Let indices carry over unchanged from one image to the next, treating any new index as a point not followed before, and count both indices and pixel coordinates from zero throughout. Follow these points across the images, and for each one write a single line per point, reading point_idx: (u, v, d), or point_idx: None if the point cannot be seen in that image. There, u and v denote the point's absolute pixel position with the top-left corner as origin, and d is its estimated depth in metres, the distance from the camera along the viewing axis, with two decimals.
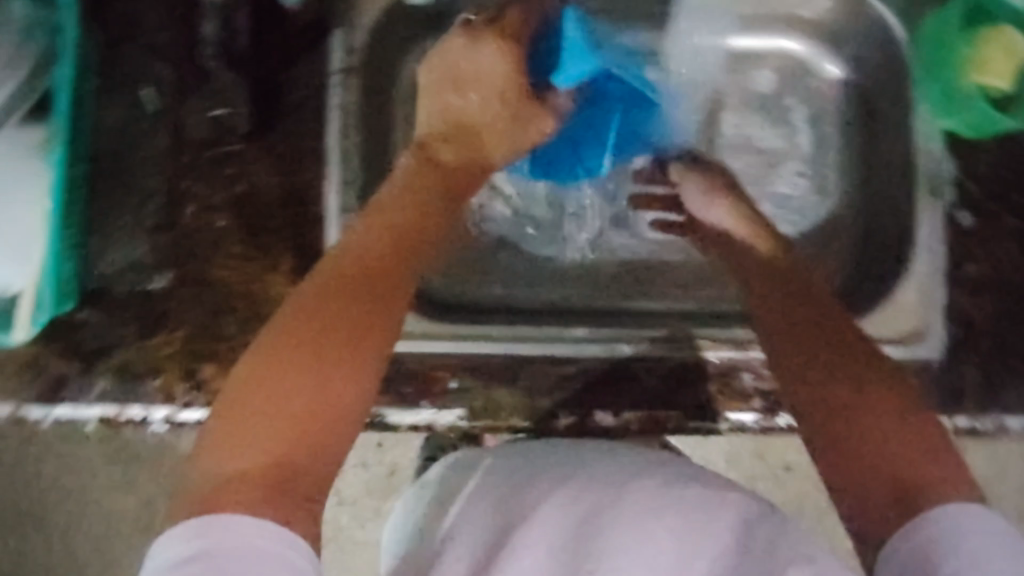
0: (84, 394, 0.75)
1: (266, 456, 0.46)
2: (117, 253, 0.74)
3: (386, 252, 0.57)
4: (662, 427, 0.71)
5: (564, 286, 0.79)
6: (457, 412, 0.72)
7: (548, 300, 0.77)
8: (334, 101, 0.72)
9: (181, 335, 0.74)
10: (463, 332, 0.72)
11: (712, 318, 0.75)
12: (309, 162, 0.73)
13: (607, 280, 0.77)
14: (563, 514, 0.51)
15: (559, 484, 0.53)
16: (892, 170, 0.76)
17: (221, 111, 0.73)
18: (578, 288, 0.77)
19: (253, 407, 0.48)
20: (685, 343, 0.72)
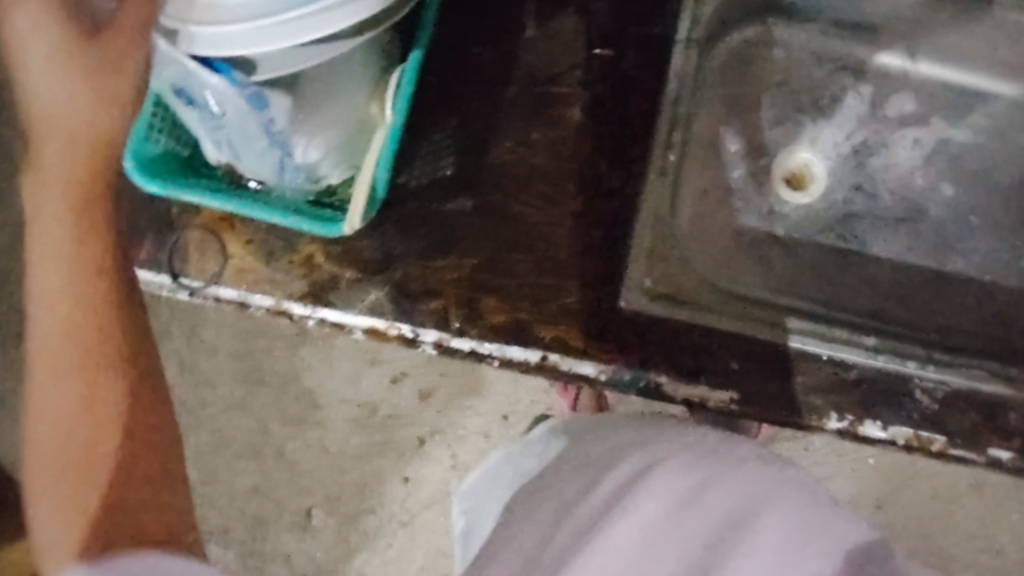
0: (353, 300, 0.74)
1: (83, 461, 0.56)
2: (422, 167, 0.74)
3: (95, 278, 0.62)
4: (926, 449, 0.72)
5: (824, 291, 0.80)
6: (727, 395, 0.72)
7: (818, 300, 0.80)
8: (676, 67, 0.74)
9: (469, 263, 0.74)
10: (736, 314, 0.76)
11: (981, 351, 0.76)
12: (636, 122, 0.74)
13: (875, 294, 0.80)
14: (672, 487, 0.61)
15: (659, 479, 0.62)
16: None
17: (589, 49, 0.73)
18: (844, 297, 0.80)
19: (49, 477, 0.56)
20: (959, 369, 0.74)
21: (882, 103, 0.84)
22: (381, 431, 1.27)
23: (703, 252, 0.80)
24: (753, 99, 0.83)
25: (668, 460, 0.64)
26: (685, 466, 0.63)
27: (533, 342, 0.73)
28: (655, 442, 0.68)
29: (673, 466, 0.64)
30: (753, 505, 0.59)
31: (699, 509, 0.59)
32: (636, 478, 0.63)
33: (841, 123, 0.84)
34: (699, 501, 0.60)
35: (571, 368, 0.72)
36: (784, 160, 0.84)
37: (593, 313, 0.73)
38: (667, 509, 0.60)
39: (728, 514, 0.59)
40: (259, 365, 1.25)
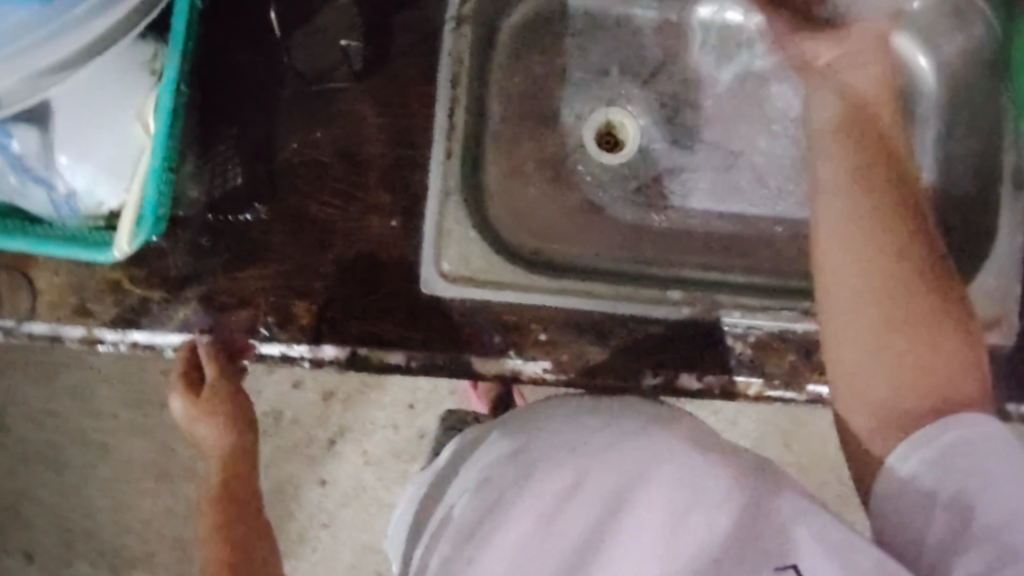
0: (164, 320, 0.74)
1: None
2: (211, 180, 0.73)
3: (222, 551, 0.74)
4: (744, 394, 0.73)
5: (640, 253, 0.81)
6: (543, 364, 0.72)
7: (634, 261, 0.81)
8: (447, 47, 0.73)
9: (273, 268, 0.73)
10: (552, 288, 0.74)
11: (791, 291, 0.78)
12: (417, 108, 0.73)
13: (688, 244, 0.82)
14: (533, 498, 0.63)
15: (517, 490, 0.64)
16: (971, 164, 0.80)
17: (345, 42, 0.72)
18: (660, 256, 0.81)
19: None
20: (773, 312, 0.73)
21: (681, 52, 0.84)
22: (288, 439, 1.26)
23: (521, 228, 0.81)
24: (549, 70, 0.83)
25: (532, 470, 0.65)
26: (551, 467, 0.64)
27: (343, 339, 0.72)
28: (519, 424, 0.70)
29: (539, 488, 0.63)
30: (622, 484, 0.62)
31: (574, 504, 0.62)
32: (517, 490, 0.64)
33: (645, 75, 0.83)
34: (576, 501, 0.62)
35: (383, 360, 0.72)
36: (593, 122, 0.84)
37: (401, 304, 0.73)
38: (544, 511, 0.62)
39: (609, 498, 0.61)
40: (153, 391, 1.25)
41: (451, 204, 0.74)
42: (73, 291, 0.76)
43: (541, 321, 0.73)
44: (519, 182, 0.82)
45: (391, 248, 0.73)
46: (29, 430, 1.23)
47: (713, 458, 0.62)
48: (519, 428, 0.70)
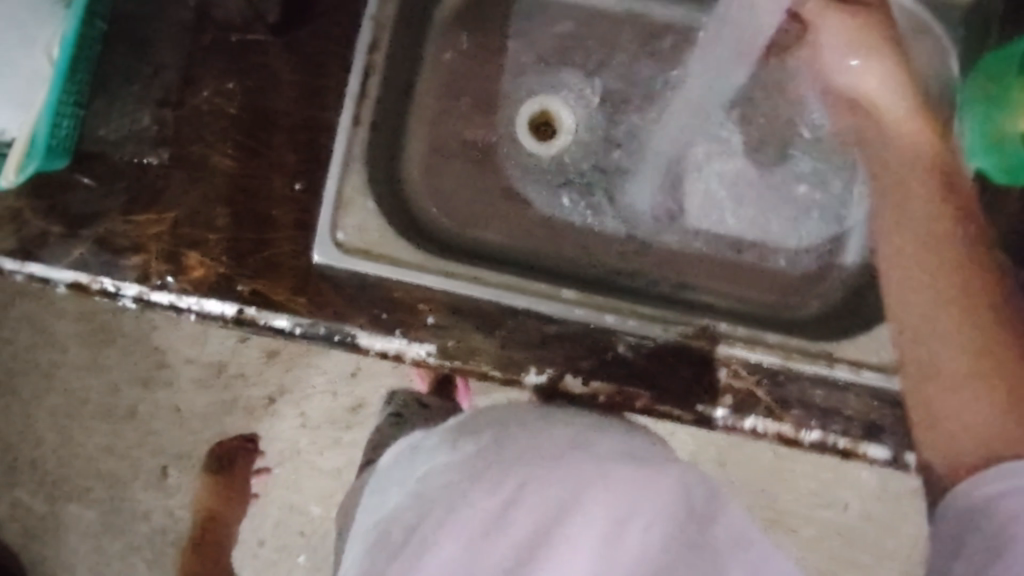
0: (62, 256, 0.74)
1: None
2: (120, 120, 0.72)
3: None
4: (631, 405, 0.69)
5: (556, 249, 0.78)
6: (426, 347, 0.70)
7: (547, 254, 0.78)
8: (371, 10, 0.73)
9: (171, 217, 0.73)
10: (448, 269, 0.74)
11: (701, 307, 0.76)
12: (332, 68, 0.72)
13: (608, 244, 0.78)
14: (478, 507, 0.67)
15: (463, 504, 0.67)
16: None
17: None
18: (576, 251, 0.78)
19: None
20: (665, 321, 0.71)
21: (625, 48, 0.82)
22: (228, 390, 1.29)
23: (434, 208, 0.78)
24: (490, 49, 0.81)
25: (479, 485, 0.69)
26: (495, 484, 0.68)
27: (231, 296, 0.72)
28: (475, 438, 0.76)
29: (487, 493, 0.68)
30: (559, 505, 0.65)
31: (510, 518, 0.65)
32: (462, 503, 0.68)
33: (590, 66, 0.82)
34: (519, 514, 0.65)
35: (265, 322, 0.71)
36: (528, 109, 0.81)
37: (292, 267, 0.71)
38: (481, 524, 0.65)
39: (545, 512, 0.65)
40: (103, 329, 1.27)
41: (354, 170, 0.73)
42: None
43: (430, 301, 0.71)
44: (441, 160, 0.79)
45: (290, 209, 0.72)
46: None
47: (648, 471, 0.69)
48: (472, 439, 0.76)
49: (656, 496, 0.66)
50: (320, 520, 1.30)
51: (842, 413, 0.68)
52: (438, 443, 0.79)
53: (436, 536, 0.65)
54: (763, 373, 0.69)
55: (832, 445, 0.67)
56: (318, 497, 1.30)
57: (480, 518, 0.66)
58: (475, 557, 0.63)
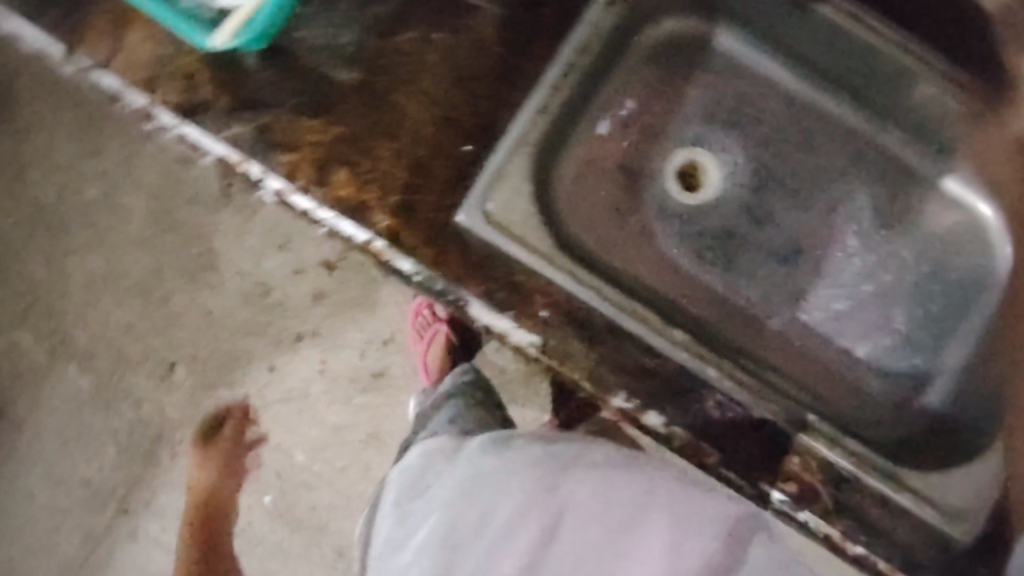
0: (220, 127, 0.75)
1: None
2: (325, 28, 0.75)
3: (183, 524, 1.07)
4: (699, 459, 0.71)
5: (680, 291, 0.83)
6: (530, 337, 0.71)
7: (667, 291, 0.83)
8: (589, 19, 0.76)
9: (333, 131, 0.74)
10: (576, 274, 0.75)
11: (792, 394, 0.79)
12: (535, 54, 0.75)
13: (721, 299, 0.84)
14: (536, 522, 0.75)
15: (525, 514, 0.75)
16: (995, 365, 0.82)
17: None
18: (692, 295, 0.83)
19: None
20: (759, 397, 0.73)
21: (784, 132, 0.89)
22: (263, 312, 1.28)
23: (578, 218, 0.82)
24: (669, 93, 0.87)
25: (542, 493, 0.76)
26: (550, 496, 0.76)
27: (365, 224, 0.73)
28: (514, 450, 0.81)
29: (544, 506, 0.75)
30: (619, 517, 0.75)
31: (575, 521, 0.75)
32: (524, 513, 0.75)
33: (747, 138, 0.88)
34: (580, 529, 0.75)
35: (390, 260, 0.73)
36: (681, 157, 0.87)
37: (430, 218, 0.73)
38: (546, 527, 0.75)
39: (606, 515, 0.75)
40: (170, 212, 1.28)
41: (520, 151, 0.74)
42: (154, 60, 0.76)
43: (548, 297, 0.72)
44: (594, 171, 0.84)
45: (449, 166, 0.74)
46: (52, 194, 1.27)
47: (708, 512, 0.75)
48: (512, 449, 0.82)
49: (710, 531, 0.73)
50: (302, 468, 1.28)
51: (893, 542, 0.69)
52: (482, 445, 0.83)
53: (503, 543, 0.74)
54: (829, 476, 0.71)
55: (874, 566, 0.68)
56: (308, 447, 1.28)
57: (546, 525, 0.75)
58: (539, 554, 0.74)
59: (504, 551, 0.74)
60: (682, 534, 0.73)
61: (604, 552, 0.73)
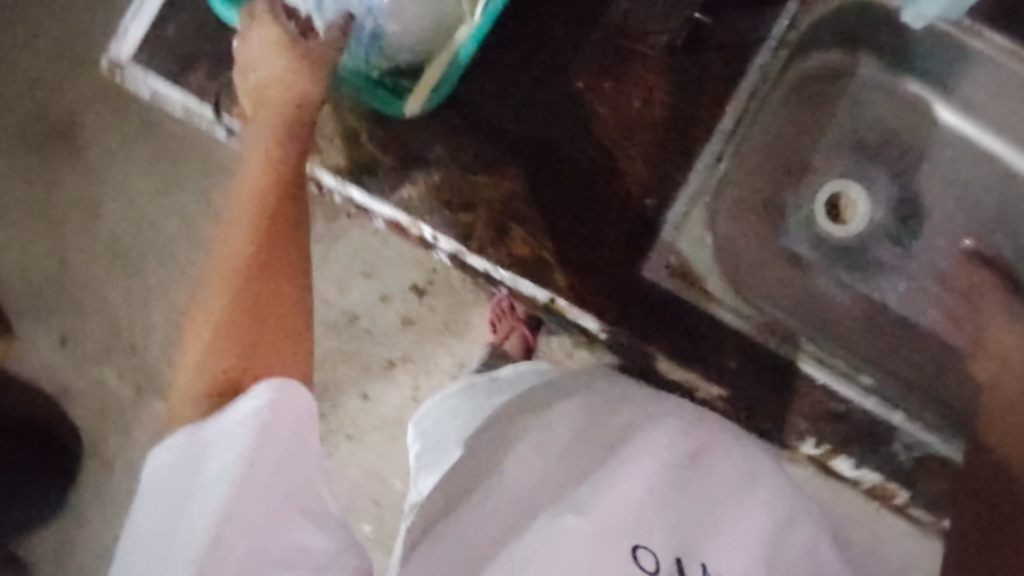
0: (387, 190, 0.73)
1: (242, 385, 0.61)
2: (491, 82, 0.73)
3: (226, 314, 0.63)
4: (885, 496, 0.74)
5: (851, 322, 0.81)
6: (721, 389, 0.73)
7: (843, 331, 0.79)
8: (759, 60, 0.74)
9: (508, 188, 0.73)
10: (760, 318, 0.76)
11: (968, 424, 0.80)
12: (706, 102, 0.73)
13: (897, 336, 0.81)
14: (642, 476, 0.57)
15: (644, 483, 0.56)
16: None
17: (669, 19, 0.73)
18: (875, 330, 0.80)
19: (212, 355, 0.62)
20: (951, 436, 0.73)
21: (944, 163, 0.83)
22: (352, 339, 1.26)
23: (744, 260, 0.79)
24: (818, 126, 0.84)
25: (655, 425, 0.63)
26: (655, 458, 0.59)
27: (547, 284, 0.72)
28: (615, 412, 0.65)
29: (667, 444, 0.61)
30: (730, 498, 0.59)
31: (690, 501, 0.57)
32: (611, 468, 0.57)
33: (901, 168, 0.84)
34: (702, 477, 0.59)
35: (575, 318, 0.72)
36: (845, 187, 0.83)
37: (613, 274, 0.73)
38: (654, 490, 0.56)
39: (723, 501, 0.58)
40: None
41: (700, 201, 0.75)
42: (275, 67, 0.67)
43: (736, 348, 0.73)
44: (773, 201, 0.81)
45: (628, 220, 0.73)
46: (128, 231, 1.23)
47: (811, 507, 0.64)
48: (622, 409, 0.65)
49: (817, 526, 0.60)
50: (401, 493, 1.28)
51: None
52: (580, 408, 0.65)
53: (611, 478, 0.56)
54: None
55: None
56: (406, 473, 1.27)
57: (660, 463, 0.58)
58: (652, 522, 0.54)
59: (600, 480, 0.56)
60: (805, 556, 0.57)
61: (708, 529, 0.55)
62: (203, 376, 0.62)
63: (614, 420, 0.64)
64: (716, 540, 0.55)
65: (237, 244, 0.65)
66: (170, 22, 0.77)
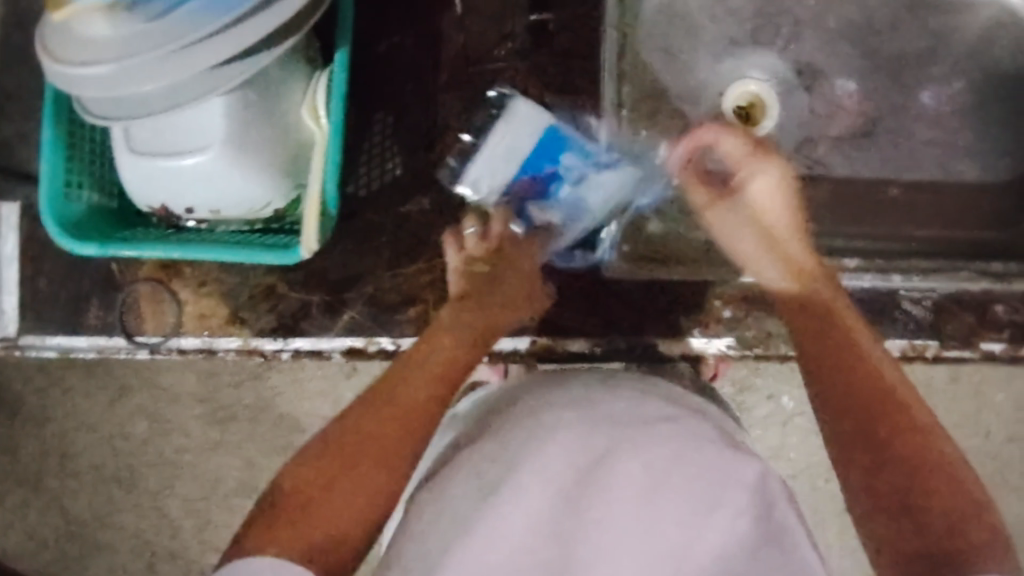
0: (330, 323, 0.70)
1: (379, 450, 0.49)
2: (370, 172, 0.70)
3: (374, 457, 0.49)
4: (923, 355, 0.75)
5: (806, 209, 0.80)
6: (728, 341, 0.71)
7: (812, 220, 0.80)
8: (609, 21, 0.71)
9: (441, 262, 0.70)
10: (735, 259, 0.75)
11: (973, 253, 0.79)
12: (580, 84, 0.70)
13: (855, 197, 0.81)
14: (550, 472, 0.47)
15: (539, 468, 0.47)
16: None
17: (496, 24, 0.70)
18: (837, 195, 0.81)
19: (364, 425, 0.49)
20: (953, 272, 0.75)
21: (813, 23, 0.83)
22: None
23: None
24: (686, 46, 0.82)
25: (571, 420, 0.50)
26: (563, 440, 0.49)
27: (521, 330, 0.71)
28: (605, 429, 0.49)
29: (568, 453, 0.48)
30: (655, 486, 0.46)
31: (604, 499, 0.46)
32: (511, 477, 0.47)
33: (780, 44, 0.83)
34: (617, 479, 0.46)
35: (565, 348, 0.71)
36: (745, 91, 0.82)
37: (575, 289, 0.71)
38: (560, 488, 0.47)
39: (641, 494, 0.46)
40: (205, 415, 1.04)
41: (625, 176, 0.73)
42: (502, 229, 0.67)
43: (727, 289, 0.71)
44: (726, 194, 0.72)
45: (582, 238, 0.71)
46: None
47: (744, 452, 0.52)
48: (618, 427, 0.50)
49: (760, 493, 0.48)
50: None
51: None
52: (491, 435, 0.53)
53: (492, 494, 0.47)
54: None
55: None
56: None
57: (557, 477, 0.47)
58: (534, 518, 0.46)
59: (484, 510, 0.46)
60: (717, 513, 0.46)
61: (576, 509, 0.46)
62: (355, 482, 0.47)
63: (492, 416, 0.57)
64: (584, 549, 0.45)
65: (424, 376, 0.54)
66: (38, 275, 0.73)
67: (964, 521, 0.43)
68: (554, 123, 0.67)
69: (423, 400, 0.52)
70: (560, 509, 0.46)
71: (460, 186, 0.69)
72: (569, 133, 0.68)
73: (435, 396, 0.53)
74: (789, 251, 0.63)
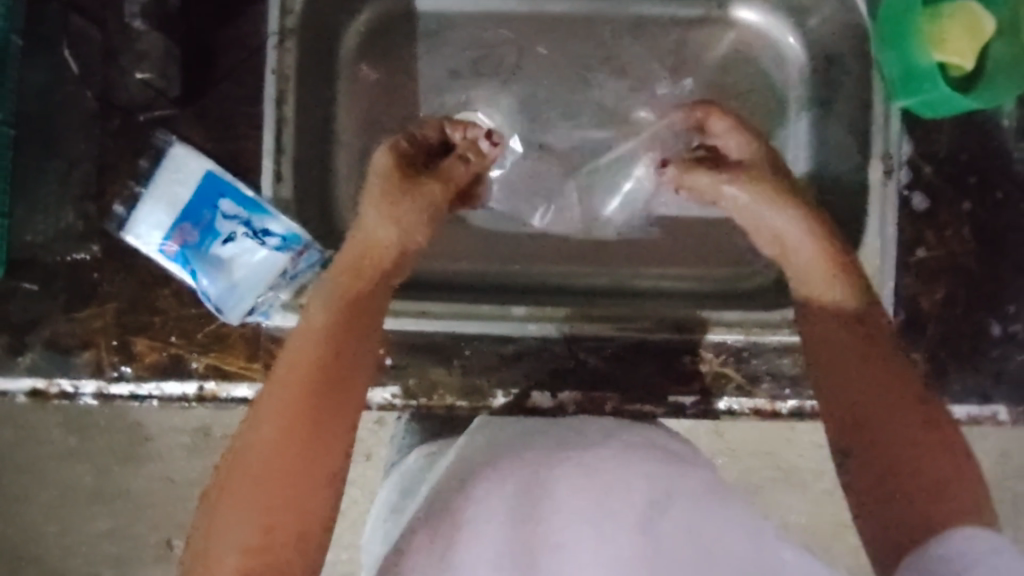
0: (12, 366, 0.70)
1: (274, 434, 0.50)
2: (45, 221, 0.70)
3: (294, 456, 0.49)
4: (601, 408, 0.70)
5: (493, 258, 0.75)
6: (389, 390, 0.70)
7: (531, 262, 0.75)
8: (270, 65, 0.68)
9: (112, 306, 0.70)
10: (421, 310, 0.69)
11: (672, 297, 0.74)
12: (245, 132, 0.70)
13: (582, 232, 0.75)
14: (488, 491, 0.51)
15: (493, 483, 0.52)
16: (854, 164, 0.71)
17: (148, 74, 0.67)
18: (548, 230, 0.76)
19: (276, 423, 0.51)
20: (651, 319, 0.70)
21: (537, 51, 0.77)
22: (147, 491, 1.01)
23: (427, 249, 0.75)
24: (399, 77, 0.76)
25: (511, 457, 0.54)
26: (516, 465, 0.53)
27: (188, 375, 0.70)
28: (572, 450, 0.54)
29: (494, 484, 0.52)
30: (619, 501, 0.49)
31: (554, 509, 0.49)
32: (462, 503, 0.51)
33: (503, 77, 0.76)
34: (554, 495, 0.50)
35: (228, 394, 0.69)
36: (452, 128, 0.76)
37: (242, 335, 0.70)
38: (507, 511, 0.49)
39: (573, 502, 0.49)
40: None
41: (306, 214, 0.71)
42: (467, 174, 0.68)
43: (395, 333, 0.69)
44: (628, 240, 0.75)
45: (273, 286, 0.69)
46: None
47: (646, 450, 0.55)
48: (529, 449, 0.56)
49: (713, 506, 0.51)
50: None
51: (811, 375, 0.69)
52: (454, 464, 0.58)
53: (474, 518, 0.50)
54: (729, 353, 0.70)
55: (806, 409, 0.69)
56: None
57: (503, 503, 0.50)
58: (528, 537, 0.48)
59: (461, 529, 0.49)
60: (684, 532, 0.48)
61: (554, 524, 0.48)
62: (315, 486, 0.49)
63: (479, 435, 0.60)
64: (552, 555, 0.47)
65: (310, 347, 0.55)
66: None
67: (954, 496, 0.47)
68: (209, 172, 0.69)
69: (304, 372, 0.53)
70: (517, 533, 0.48)
71: (125, 236, 0.69)
72: (227, 180, 0.69)
73: (340, 363, 0.55)
74: (812, 287, 0.60)
